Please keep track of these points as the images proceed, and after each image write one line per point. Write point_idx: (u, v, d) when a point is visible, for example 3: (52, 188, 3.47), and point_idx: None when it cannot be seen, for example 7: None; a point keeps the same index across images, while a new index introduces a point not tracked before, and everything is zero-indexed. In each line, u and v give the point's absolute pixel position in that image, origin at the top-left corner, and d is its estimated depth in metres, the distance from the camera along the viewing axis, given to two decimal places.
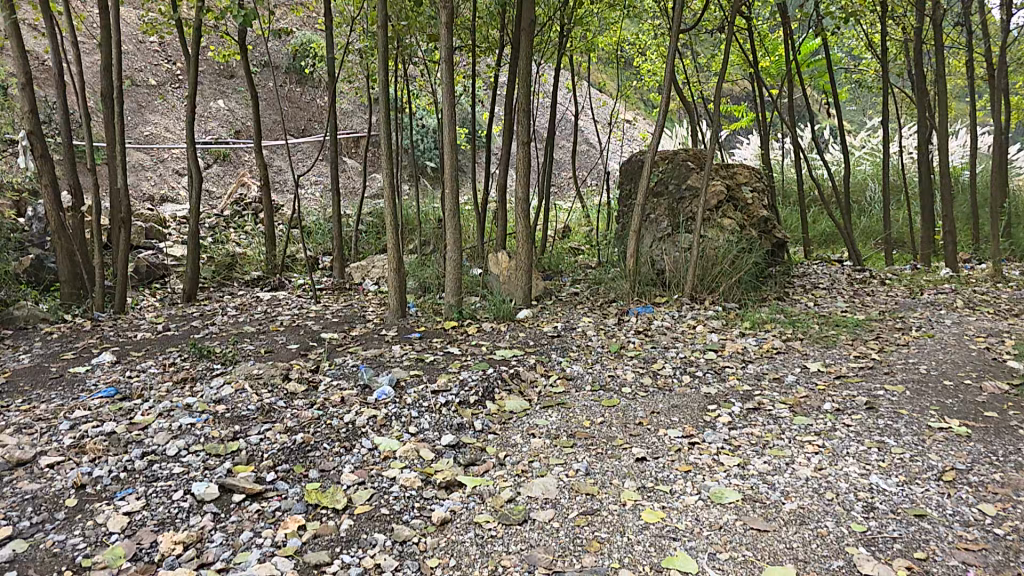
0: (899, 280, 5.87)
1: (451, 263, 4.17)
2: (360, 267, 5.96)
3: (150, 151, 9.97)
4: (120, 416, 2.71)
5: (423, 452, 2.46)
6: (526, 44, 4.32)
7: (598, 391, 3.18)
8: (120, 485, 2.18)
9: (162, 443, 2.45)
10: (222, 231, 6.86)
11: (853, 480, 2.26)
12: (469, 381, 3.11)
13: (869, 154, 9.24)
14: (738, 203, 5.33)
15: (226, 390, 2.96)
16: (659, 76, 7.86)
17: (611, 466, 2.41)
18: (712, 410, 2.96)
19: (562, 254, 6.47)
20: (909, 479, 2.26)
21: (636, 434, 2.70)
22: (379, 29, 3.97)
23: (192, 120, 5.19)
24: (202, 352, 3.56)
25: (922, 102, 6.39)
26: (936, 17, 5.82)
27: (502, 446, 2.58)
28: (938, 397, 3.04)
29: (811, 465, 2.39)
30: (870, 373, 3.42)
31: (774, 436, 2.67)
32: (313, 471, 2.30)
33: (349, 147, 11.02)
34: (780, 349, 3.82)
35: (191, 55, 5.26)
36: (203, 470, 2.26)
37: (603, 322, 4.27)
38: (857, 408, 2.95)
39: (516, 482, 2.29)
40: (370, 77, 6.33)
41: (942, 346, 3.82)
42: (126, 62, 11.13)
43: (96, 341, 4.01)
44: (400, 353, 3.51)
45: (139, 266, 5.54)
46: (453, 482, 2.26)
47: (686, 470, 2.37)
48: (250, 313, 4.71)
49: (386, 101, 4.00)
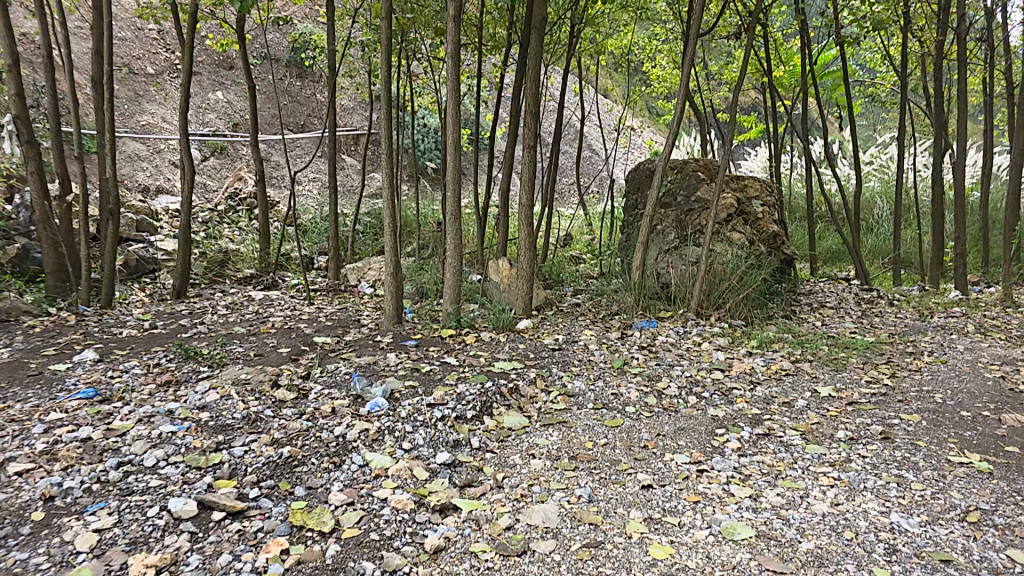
0: (908, 302, 5.76)
1: (451, 269, 4.03)
2: (356, 269, 5.82)
3: (146, 142, 9.81)
4: (97, 421, 2.55)
5: (417, 471, 2.31)
6: (536, 43, 4.16)
7: (602, 409, 3.05)
8: (91, 497, 2.02)
9: (140, 452, 2.29)
10: (215, 226, 6.71)
11: (873, 519, 2.13)
12: (467, 395, 2.96)
13: (878, 169, 9.12)
14: (748, 217, 5.21)
15: (212, 395, 2.80)
16: (668, 83, 7.74)
17: (616, 493, 2.28)
18: (721, 434, 2.84)
19: (564, 264, 6.34)
20: (932, 519, 2.13)
21: (642, 458, 2.56)
22: (384, 22, 3.82)
23: (186, 108, 4.98)
24: (189, 354, 3.41)
25: (940, 120, 6.26)
26: (961, 29, 5.77)
27: (500, 467, 2.44)
28: (956, 429, 2.91)
29: (826, 499, 2.26)
30: (883, 401, 3.29)
31: (786, 466, 2.54)
32: (299, 489, 2.16)
33: (348, 145, 10.93)
34: (788, 371, 3.70)
35: (186, 42, 5.06)
36: (182, 484, 2.10)
37: (605, 336, 4.15)
38: (871, 437, 2.83)
39: (515, 508, 2.15)
40: (373, 73, 6.18)
41: (955, 373, 3.70)
42: (124, 49, 10.97)
43: (79, 337, 3.85)
44: (395, 362, 3.37)
45: (128, 260, 5.39)
46: (448, 505, 2.12)
47: (695, 500, 2.24)
48: (241, 313, 4.56)
49: (389, 97, 3.81)
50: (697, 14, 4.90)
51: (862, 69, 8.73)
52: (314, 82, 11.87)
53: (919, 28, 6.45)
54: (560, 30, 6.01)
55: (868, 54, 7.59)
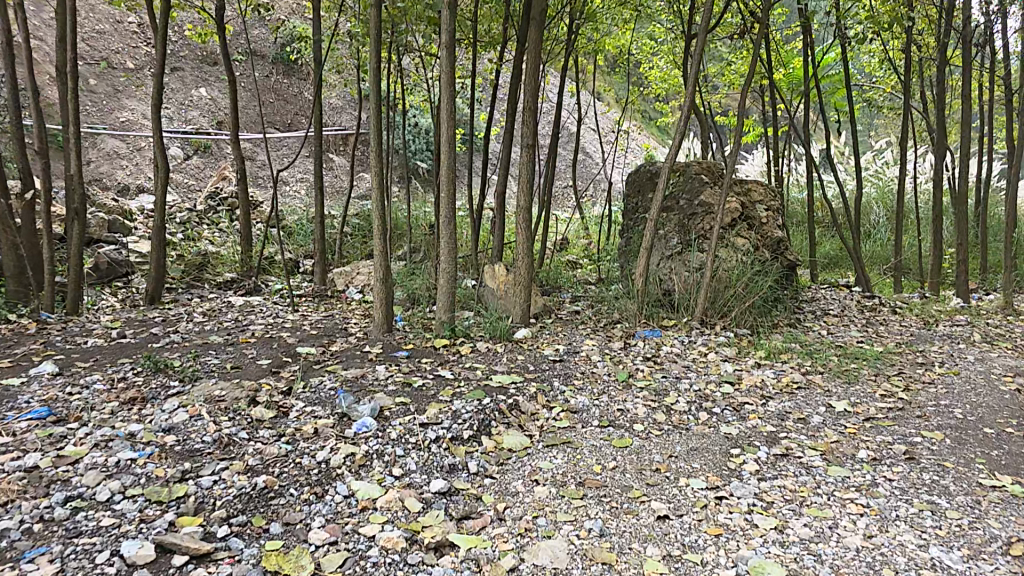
0: (911, 309, 5.62)
1: (444, 274, 3.79)
2: (344, 274, 5.58)
3: (126, 139, 9.47)
4: (47, 446, 2.29)
5: (409, 502, 2.09)
6: (534, 39, 3.92)
7: (608, 428, 2.83)
8: (31, 541, 1.77)
9: (93, 485, 2.04)
10: (194, 227, 6.42)
11: (911, 554, 1.90)
12: (463, 413, 2.74)
13: (875, 175, 9.01)
14: (753, 223, 5.02)
15: (180, 415, 2.55)
16: (667, 84, 7.62)
17: (628, 526, 2.06)
18: (736, 455, 2.63)
19: (560, 268, 6.14)
20: (975, 553, 1.91)
21: (655, 483, 2.35)
22: (374, 13, 3.57)
23: (157, 103, 4.67)
24: (158, 367, 3.14)
25: (943, 125, 6.09)
26: (967, 33, 5.62)
27: (501, 495, 2.22)
28: (981, 447, 2.71)
29: (857, 530, 2.04)
30: (901, 417, 3.09)
31: (810, 491, 2.33)
32: (274, 526, 1.93)
33: (336, 145, 10.74)
34: (800, 384, 3.50)
35: (158, 29, 4.78)
36: (139, 524, 1.86)
37: (607, 346, 3.94)
38: (895, 458, 2.62)
39: (519, 545, 1.92)
40: (362, 70, 5.95)
41: (971, 386, 3.52)
42: (103, 43, 10.65)
43: (38, 347, 3.57)
44: (384, 375, 3.13)
45: (98, 263, 5.09)
46: (444, 543, 1.89)
47: (716, 534, 2.02)
48: (219, 320, 4.29)
49: (379, 94, 3.53)
50: (704, 12, 4.67)
51: (861, 73, 8.63)
52: (302, 81, 11.64)
53: (919, 31, 6.32)
54: (558, 26, 5.85)
55: (866, 59, 7.46)
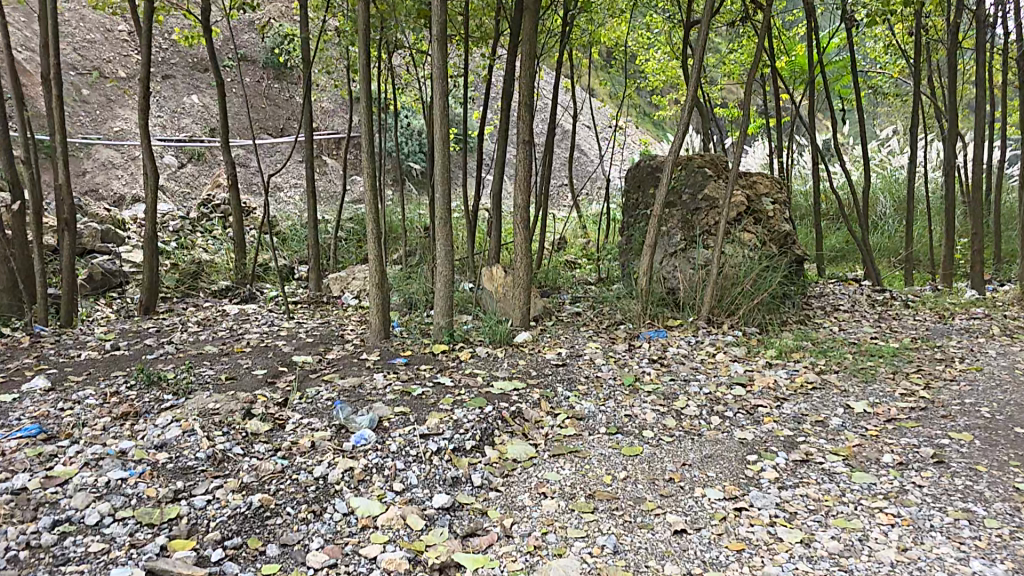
0: (924, 302, 5.48)
1: (443, 277, 3.68)
2: (339, 279, 5.43)
3: (121, 148, 9.40)
4: (36, 466, 2.20)
5: (411, 520, 1.98)
6: (529, 31, 3.79)
7: (616, 435, 2.72)
8: (17, 570, 1.67)
9: (81, 507, 1.94)
10: (187, 235, 6.35)
11: (951, 568, 1.78)
12: (465, 423, 2.63)
13: (880, 164, 8.92)
14: (759, 217, 4.87)
15: (172, 430, 2.46)
16: (665, 75, 7.49)
17: (644, 541, 1.95)
18: (754, 462, 2.51)
19: (560, 269, 6.03)
20: (1020, 566, 1.78)
21: (669, 494, 2.24)
22: (361, 8, 3.46)
23: (145, 108, 4.59)
24: (152, 380, 3.05)
25: (954, 112, 5.92)
26: (976, 15, 5.44)
27: (508, 510, 2.11)
28: (1013, 449, 2.57)
29: (891, 543, 1.92)
30: (924, 417, 2.96)
31: (835, 500, 2.21)
32: (271, 547, 1.83)
33: (329, 148, 10.63)
34: (815, 384, 3.37)
35: (144, 33, 4.67)
36: (130, 549, 1.77)
37: (612, 348, 3.83)
38: (923, 462, 2.49)
39: (529, 565, 1.81)
40: (352, 70, 5.81)
41: (996, 382, 3.37)
42: (94, 52, 10.66)
43: (31, 361, 3.49)
44: (382, 385, 3.02)
45: (92, 273, 5.02)
46: (449, 563, 1.79)
47: (739, 549, 1.90)
48: (214, 330, 4.20)
49: (370, 94, 3.42)
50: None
51: (864, 61, 8.48)
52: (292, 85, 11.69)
53: (925, 16, 6.15)
54: (553, 19, 5.73)
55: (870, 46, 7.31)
